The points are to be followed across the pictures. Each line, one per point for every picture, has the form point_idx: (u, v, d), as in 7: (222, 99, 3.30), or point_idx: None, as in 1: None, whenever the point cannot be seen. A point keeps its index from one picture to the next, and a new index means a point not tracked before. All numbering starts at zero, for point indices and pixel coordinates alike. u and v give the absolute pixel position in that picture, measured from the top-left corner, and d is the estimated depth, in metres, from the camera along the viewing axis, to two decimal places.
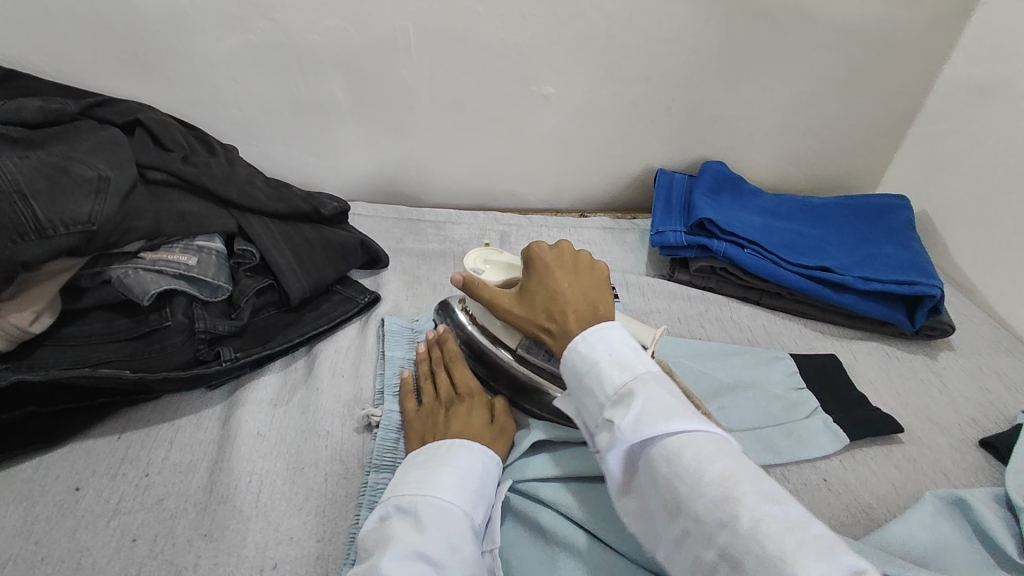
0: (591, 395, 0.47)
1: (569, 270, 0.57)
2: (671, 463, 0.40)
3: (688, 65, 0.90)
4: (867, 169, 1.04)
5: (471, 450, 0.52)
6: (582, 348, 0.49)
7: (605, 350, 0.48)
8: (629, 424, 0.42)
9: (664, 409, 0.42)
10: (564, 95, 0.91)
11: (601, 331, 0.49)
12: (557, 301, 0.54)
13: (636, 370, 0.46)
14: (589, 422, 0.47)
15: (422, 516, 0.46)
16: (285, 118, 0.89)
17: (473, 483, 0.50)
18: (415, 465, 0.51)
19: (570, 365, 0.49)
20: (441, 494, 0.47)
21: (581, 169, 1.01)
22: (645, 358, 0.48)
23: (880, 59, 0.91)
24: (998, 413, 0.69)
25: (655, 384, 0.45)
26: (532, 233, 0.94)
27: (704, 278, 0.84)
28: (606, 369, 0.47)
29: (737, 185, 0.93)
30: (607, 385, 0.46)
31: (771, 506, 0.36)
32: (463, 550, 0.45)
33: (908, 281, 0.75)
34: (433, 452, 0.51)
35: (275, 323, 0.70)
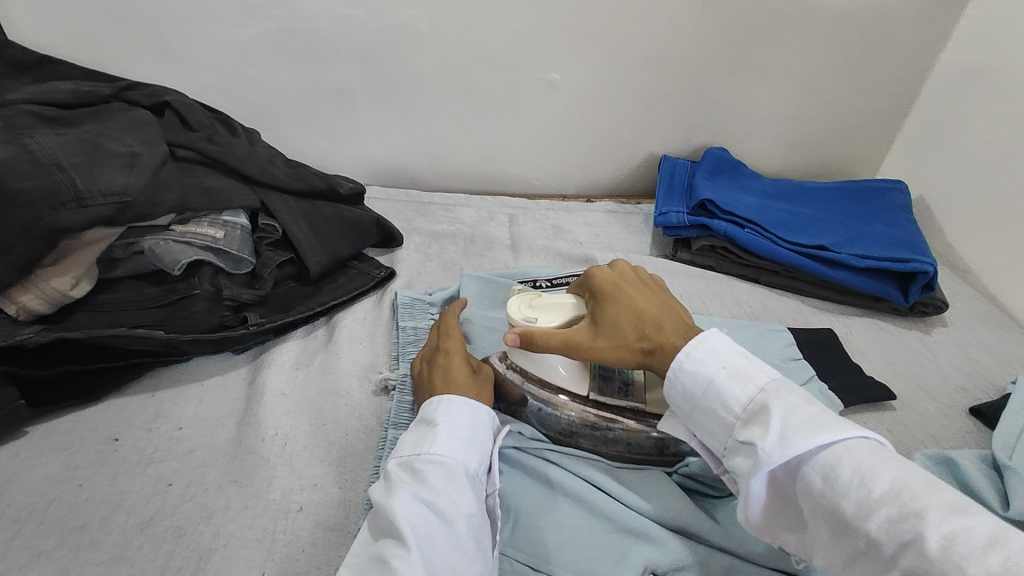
0: (718, 414, 0.48)
1: (641, 285, 0.59)
2: (829, 478, 0.42)
3: (689, 52, 0.93)
4: (864, 155, 1.07)
5: (461, 404, 0.54)
6: (692, 366, 0.50)
7: (718, 365, 0.49)
8: (773, 444, 0.44)
9: (806, 423, 0.44)
10: (570, 81, 0.94)
11: (707, 344, 0.51)
12: (649, 320, 0.55)
13: (757, 383, 0.48)
14: (717, 444, 0.49)
15: (420, 470, 0.49)
16: (301, 103, 0.93)
17: (467, 437, 0.52)
18: (412, 427, 0.53)
19: (683, 389, 0.51)
20: (436, 449, 0.50)
21: (587, 154, 1.04)
22: (759, 366, 0.49)
23: (875, 47, 0.95)
24: (987, 382, 0.72)
25: (784, 394, 0.47)
26: (539, 215, 0.98)
27: (705, 257, 0.87)
28: (727, 386, 0.48)
29: (737, 169, 0.97)
30: (732, 403, 0.48)
31: (960, 514, 0.37)
32: (460, 497, 0.48)
33: (901, 257, 0.79)
34: (426, 411, 0.54)
35: (294, 295, 0.73)
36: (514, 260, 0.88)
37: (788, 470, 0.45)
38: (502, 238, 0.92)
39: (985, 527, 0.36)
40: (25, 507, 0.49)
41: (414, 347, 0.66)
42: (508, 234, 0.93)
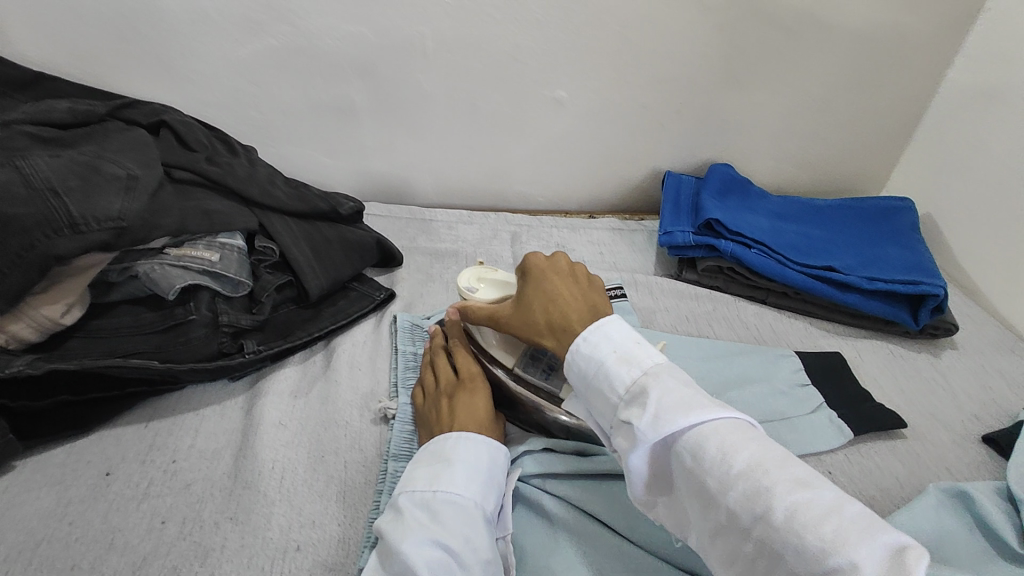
0: (605, 395, 0.47)
1: (566, 276, 0.56)
2: (695, 457, 0.40)
3: (698, 70, 0.91)
4: (871, 172, 1.06)
5: (476, 442, 0.52)
6: (586, 350, 0.48)
7: (610, 348, 0.47)
8: (645, 423, 0.42)
9: (679, 402, 0.42)
10: (576, 98, 0.93)
11: (604, 329, 0.49)
12: (557, 305, 0.53)
13: (643, 365, 0.46)
14: (605, 422, 0.47)
15: (435, 511, 0.47)
16: (303, 119, 0.92)
17: (482, 475, 0.51)
18: (425, 461, 0.52)
19: (575, 368, 0.49)
20: (454, 488, 0.49)
21: (591, 171, 1.02)
22: (651, 349, 0.47)
23: (886, 63, 0.93)
24: (1000, 410, 0.70)
25: (665, 375, 0.44)
26: (542, 233, 0.96)
27: (711, 277, 0.86)
28: (615, 368, 0.46)
29: (745, 188, 0.95)
30: (618, 385, 0.46)
31: (807, 488, 0.36)
32: (475, 540, 0.47)
33: (912, 280, 0.77)
34: (440, 446, 0.52)
35: (294, 319, 0.71)
36: None
37: (664, 450, 0.43)
38: (505, 257, 0.90)
39: (827, 498, 0.35)
40: (15, 546, 0.48)
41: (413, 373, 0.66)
42: (511, 253, 0.91)
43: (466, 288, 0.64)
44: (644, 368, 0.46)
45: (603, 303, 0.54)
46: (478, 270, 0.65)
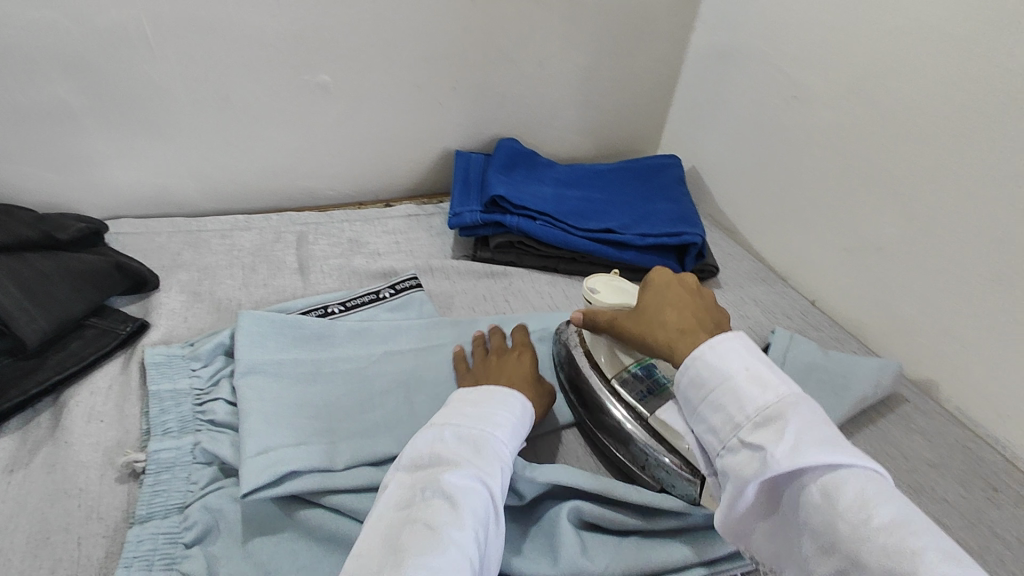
0: (728, 410, 0.46)
1: (688, 290, 0.59)
2: (830, 492, 0.39)
3: (465, 45, 0.90)
4: (645, 134, 1.14)
5: (515, 402, 0.54)
6: (715, 358, 0.48)
7: (741, 365, 0.47)
8: (784, 449, 0.41)
9: (822, 440, 0.41)
10: (344, 82, 0.87)
11: (727, 344, 0.49)
12: (670, 320, 0.55)
13: (779, 394, 0.45)
14: (719, 440, 0.46)
15: (478, 444, 0.49)
16: (5, 128, 0.75)
17: (518, 432, 0.52)
18: (468, 404, 0.53)
19: (698, 374, 0.49)
20: (495, 429, 0.50)
21: (379, 159, 0.97)
22: (785, 377, 0.47)
23: (638, 31, 0.99)
24: (755, 335, 0.80)
25: (805, 405, 0.44)
26: (332, 230, 0.90)
27: (505, 254, 0.86)
28: (746, 387, 0.46)
29: (532, 159, 0.98)
30: (750, 403, 0.45)
31: (955, 561, 0.35)
32: (507, 489, 0.48)
33: (677, 232, 0.84)
34: (491, 395, 0.54)
35: (8, 374, 0.58)
36: (303, 284, 0.79)
37: (786, 477, 0.42)
38: (289, 261, 0.83)
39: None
40: None
41: (170, 415, 0.57)
42: (295, 256, 0.84)
43: (590, 290, 0.66)
44: (775, 395, 0.45)
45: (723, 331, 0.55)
46: (614, 280, 0.67)
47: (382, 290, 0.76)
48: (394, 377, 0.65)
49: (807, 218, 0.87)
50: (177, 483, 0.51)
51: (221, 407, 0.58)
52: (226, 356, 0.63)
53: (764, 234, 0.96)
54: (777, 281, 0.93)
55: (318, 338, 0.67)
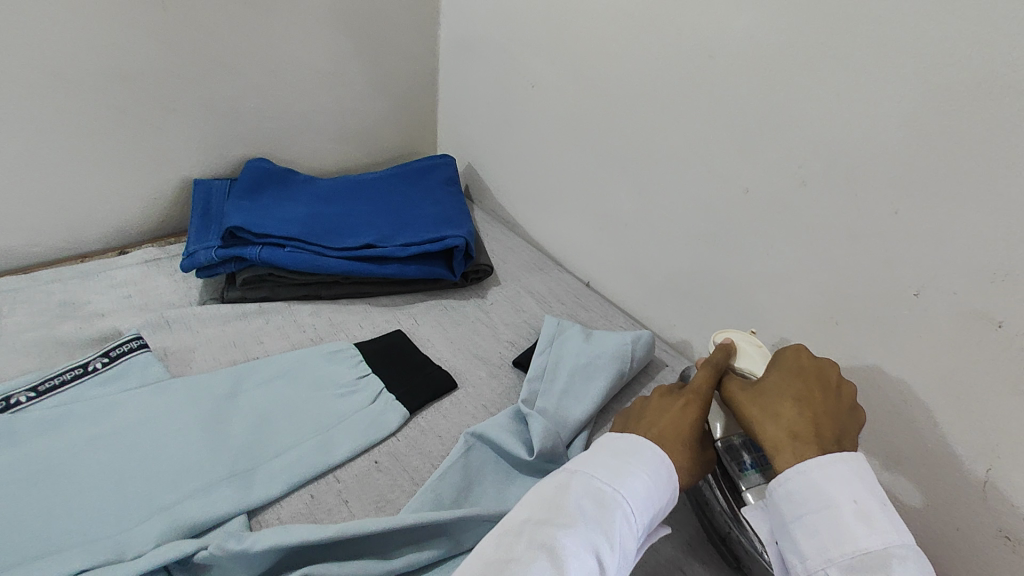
0: (825, 542, 0.41)
1: (812, 385, 0.50)
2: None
3: (170, 61, 0.79)
4: (416, 135, 1.10)
5: (667, 466, 0.47)
6: (820, 479, 0.43)
7: (850, 497, 0.42)
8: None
9: None
10: (10, 116, 0.71)
11: (839, 468, 0.43)
12: (785, 416, 0.48)
13: (886, 540, 0.40)
14: (805, 569, 0.42)
15: (604, 506, 0.43)
16: None
17: (659, 501, 0.46)
18: (612, 451, 0.48)
19: (790, 490, 0.44)
20: (630, 494, 0.44)
21: (94, 202, 0.82)
22: (898, 522, 0.41)
23: (378, 31, 0.95)
24: (529, 328, 0.80)
25: (914, 563, 0.39)
26: (36, 295, 0.75)
27: (257, 289, 0.78)
28: (853, 525, 0.41)
29: (285, 178, 0.90)
30: (846, 541, 0.40)
31: None
32: (621, 570, 0.41)
33: (439, 237, 0.81)
34: (638, 444, 0.49)
35: None
36: None
37: None
38: None
39: None
40: None
41: None
42: None
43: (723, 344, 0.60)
44: (881, 539, 0.40)
45: (843, 441, 0.47)
46: (751, 340, 0.60)
47: (91, 360, 0.64)
48: (98, 466, 0.54)
49: (568, 201, 0.89)
50: None
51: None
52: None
53: (537, 222, 0.97)
54: (554, 266, 0.94)
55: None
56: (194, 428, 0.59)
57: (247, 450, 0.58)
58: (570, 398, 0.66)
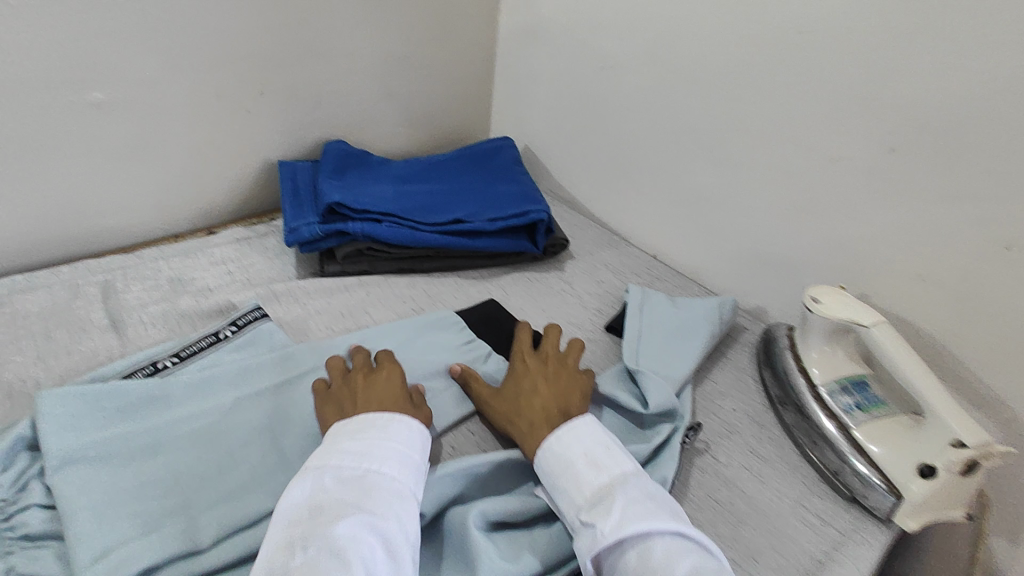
0: (567, 494, 0.51)
1: (549, 377, 0.62)
2: (644, 560, 0.45)
3: (262, 46, 0.82)
4: (475, 120, 1.14)
5: (415, 432, 0.53)
6: (559, 448, 0.54)
7: (578, 450, 0.53)
8: (610, 524, 0.47)
9: (643, 509, 0.47)
10: (121, 100, 0.74)
11: (572, 434, 0.55)
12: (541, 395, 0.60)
13: (614, 474, 0.51)
14: (565, 524, 0.51)
15: (368, 486, 0.47)
16: None
17: (413, 464, 0.51)
18: (349, 436, 0.51)
19: (542, 464, 0.54)
20: (385, 466, 0.49)
21: (188, 184, 0.85)
22: (618, 457, 0.53)
23: (447, 16, 0.98)
24: (612, 297, 0.84)
25: (632, 483, 0.51)
26: (146, 272, 0.78)
27: (355, 263, 0.82)
28: (585, 471, 0.52)
29: (364, 159, 0.93)
30: (587, 488, 0.51)
31: None
32: (410, 526, 0.46)
33: (523, 212, 0.85)
34: (371, 424, 0.52)
35: None
36: (120, 343, 0.67)
37: (613, 554, 0.47)
38: (95, 320, 0.70)
39: None
40: None
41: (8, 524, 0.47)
42: (102, 311, 0.71)
43: (813, 300, 0.64)
44: (606, 474, 0.51)
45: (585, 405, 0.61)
46: (843, 294, 0.63)
47: (221, 329, 0.67)
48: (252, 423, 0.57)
49: (638, 178, 0.93)
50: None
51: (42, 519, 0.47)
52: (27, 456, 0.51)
53: (603, 200, 1.01)
54: (622, 242, 0.98)
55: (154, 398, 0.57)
56: None
57: None
58: (673, 357, 0.70)
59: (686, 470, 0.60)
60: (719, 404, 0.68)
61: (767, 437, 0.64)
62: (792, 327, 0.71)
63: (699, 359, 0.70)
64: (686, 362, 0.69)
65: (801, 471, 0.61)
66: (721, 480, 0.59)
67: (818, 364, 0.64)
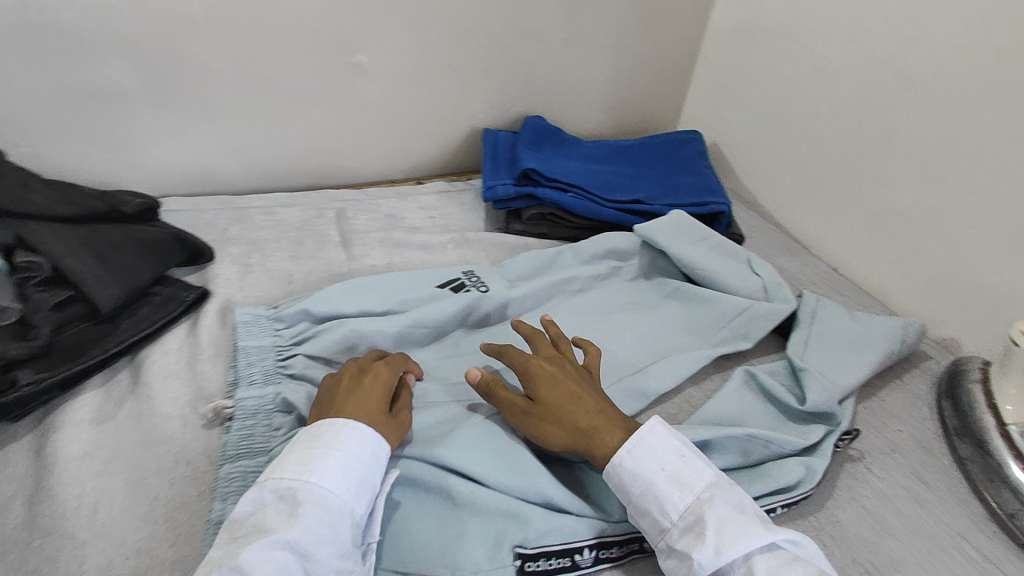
0: (653, 514, 0.49)
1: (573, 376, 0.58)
2: None
3: (494, 25, 0.93)
4: (667, 112, 1.17)
5: (367, 441, 0.49)
6: (633, 464, 0.50)
7: (657, 467, 0.50)
8: (707, 554, 0.45)
9: (735, 531, 0.45)
10: (378, 62, 0.89)
11: (641, 447, 0.51)
12: (580, 398, 0.55)
13: (696, 490, 0.48)
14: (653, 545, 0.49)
15: (301, 503, 0.44)
16: (62, 111, 0.77)
17: (360, 478, 0.47)
18: (307, 443, 0.48)
19: (613, 480, 0.51)
20: (321, 480, 0.46)
21: (411, 139, 1.00)
22: (699, 467, 0.50)
23: (662, 9, 1.02)
24: None
25: (716, 499, 0.48)
26: (369, 206, 0.93)
27: (537, 226, 0.90)
28: (665, 489, 0.49)
29: (558, 136, 1.01)
30: (668, 509, 0.48)
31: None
32: (333, 544, 0.43)
33: (703, 202, 0.89)
34: (327, 428, 0.49)
35: (86, 337, 0.63)
36: (347, 258, 0.83)
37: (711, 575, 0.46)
38: (331, 237, 0.86)
39: None
40: None
41: (255, 368, 0.63)
42: (336, 231, 0.87)
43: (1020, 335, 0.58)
44: (690, 490, 0.48)
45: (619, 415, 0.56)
46: None
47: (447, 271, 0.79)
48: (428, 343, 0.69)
49: (831, 187, 0.90)
50: (261, 426, 0.57)
51: (260, 348, 0.65)
52: (269, 307, 0.71)
53: (787, 206, 0.99)
54: (800, 250, 0.96)
55: (362, 288, 0.73)
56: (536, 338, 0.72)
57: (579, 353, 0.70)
58: (842, 364, 0.68)
59: (837, 473, 0.59)
60: (884, 421, 0.65)
61: (934, 464, 0.61)
62: (988, 363, 0.66)
63: (871, 371, 0.68)
64: (854, 370, 0.67)
65: (970, 506, 0.58)
66: (872, 491, 0.58)
67: (1015, 401, 0.59)
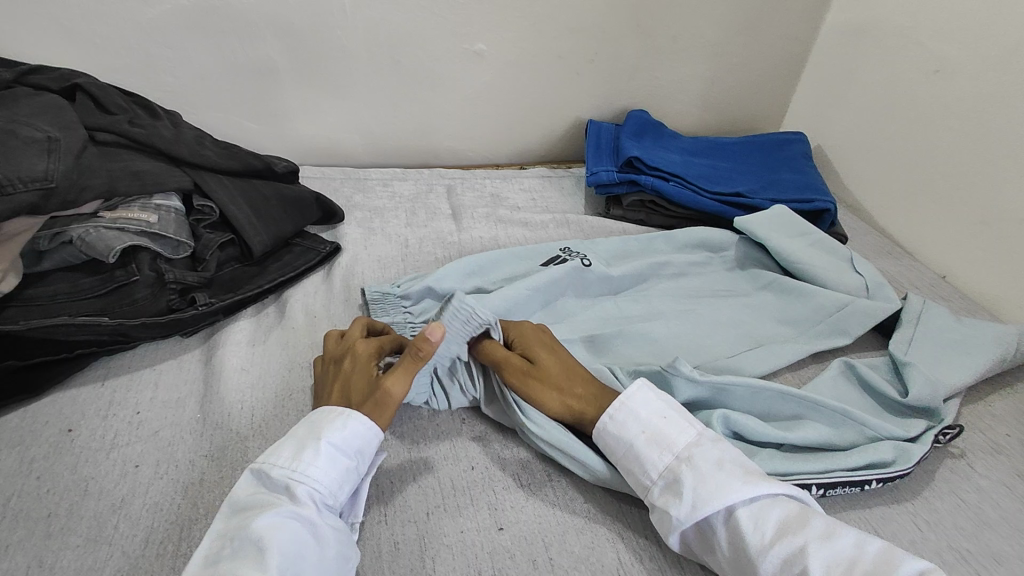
0: (637, 475, 0.50)
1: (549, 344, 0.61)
2: (734, 538, 0.45)
3: (606, 20, 0.97)
4: (769, 112, 1.17)
5: (359, 428, 0.50)
6: (615, 428, 0.52)
7: (638, 429, 0.51)
8: (691, 505, 0.46)
9: (716, 485, 0.46)
10: (495, 51, 0.96)
11: (623, 408, 0.53)
12: (561, 364, 0.59)
13: (676, 449, 0.49)
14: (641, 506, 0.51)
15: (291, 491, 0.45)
16: (222, 83, 0.88)
17: (343, 463, 0.48)
18: (297, 434, 0.49)
19: (602, 441, 0.53)
20: (310, 469, 0.47)
21: (517, 125, 1.06)
22: (680, 426, 0.51)
23: (772, 8, 1.03)
24: None
25: (696, 455, 0.49)
26: (476, 184, 1.00)
27: (635, 212, 0.95)
28: (646, 449, 0.50)
29: (659, 129, 1.04)
30: (650, 468, 0.50)
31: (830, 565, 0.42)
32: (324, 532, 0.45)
33: (808, 199, 0.90)
34: (314, 420, 0.50)
35: (240, 276, 0.72)
36: (457, 228, 0.90)
37: (704, 527, 0.47)
38: (443, 209, 0.93)
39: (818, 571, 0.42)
40: (20, 484, 0.52)
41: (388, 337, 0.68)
42: (447, 205, 0.94)
43: None
44: (671, 449, 0.50)
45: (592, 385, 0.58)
46: None
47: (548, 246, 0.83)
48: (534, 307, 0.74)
49: (943, 191, 0.88)
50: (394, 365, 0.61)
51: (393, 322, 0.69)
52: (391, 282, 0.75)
53: (891, 210, 0.97)
54: (902, 255, 0.94)
55: (471, 264, 0.77)
56: (631, 312, 0.75)
57: (676, 329, 0.73)
58: (948, 363, 0.67)
59: (935, 467, 0.60)
60: (990, 424, 0.64)
61: None
62: None
63: (979, 373, 0.67)
64: (961, 370, 0.66)
65: None
66: (973, 488, 0.58)
67: None
